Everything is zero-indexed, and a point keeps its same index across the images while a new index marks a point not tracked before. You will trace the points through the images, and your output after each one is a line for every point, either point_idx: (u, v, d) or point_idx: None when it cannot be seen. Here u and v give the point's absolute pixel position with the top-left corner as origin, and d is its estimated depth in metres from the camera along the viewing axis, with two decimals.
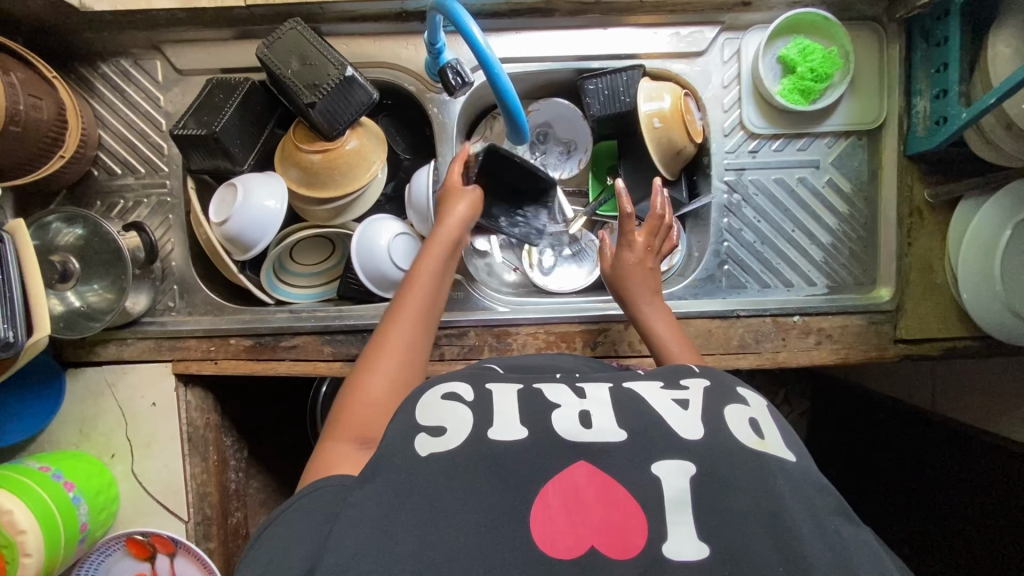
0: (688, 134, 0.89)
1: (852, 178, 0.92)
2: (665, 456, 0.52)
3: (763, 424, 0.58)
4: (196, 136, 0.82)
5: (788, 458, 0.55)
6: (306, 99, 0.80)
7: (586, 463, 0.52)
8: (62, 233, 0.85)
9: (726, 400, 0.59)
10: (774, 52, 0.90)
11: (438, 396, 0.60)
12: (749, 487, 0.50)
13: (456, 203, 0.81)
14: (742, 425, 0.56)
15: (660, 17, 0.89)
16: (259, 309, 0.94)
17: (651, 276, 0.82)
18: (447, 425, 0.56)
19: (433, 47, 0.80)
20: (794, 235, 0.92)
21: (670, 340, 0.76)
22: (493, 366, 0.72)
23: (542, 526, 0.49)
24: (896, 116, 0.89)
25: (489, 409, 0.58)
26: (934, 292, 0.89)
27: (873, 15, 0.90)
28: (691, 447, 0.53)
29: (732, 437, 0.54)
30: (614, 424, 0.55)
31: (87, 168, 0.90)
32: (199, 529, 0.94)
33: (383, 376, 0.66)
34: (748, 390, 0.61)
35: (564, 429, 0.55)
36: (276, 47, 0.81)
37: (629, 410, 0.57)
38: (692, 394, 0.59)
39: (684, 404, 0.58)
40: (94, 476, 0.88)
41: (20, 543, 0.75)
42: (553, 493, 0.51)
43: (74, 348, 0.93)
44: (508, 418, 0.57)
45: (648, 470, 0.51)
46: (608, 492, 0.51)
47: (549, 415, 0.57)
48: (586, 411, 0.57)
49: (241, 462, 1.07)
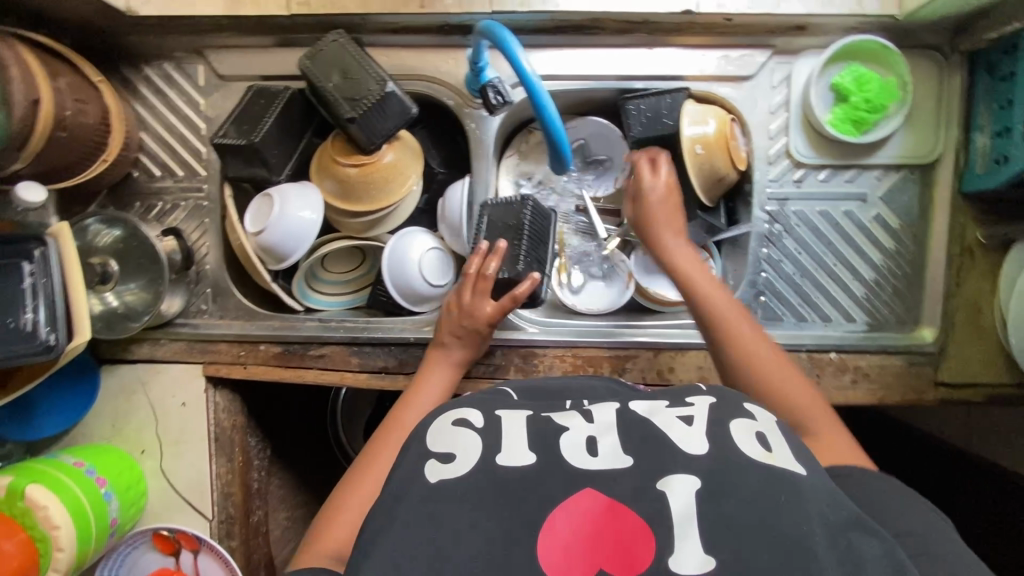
0: (729, 163, 0.86)
1: (902, 213, 0.88)
2: (670, 472, 0.50)
3: (770, 435, 0.54)
4: (237, 147, 0.83)
5: (798, 471, 0.51)
6: (346, 113, 0.80)
7: (591, 490, 0.50)
8: (101, 234, 0.87)
9: (730, 414, 0.55)
10: (828, 79, 0.86)
11: (448, 423, 0.59)
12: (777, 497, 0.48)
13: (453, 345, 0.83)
14: (748, 442, 0.52)
15: (709, 38, 0.86)
16: (289, 315, 0.95)
17: (676, 215, 0.80)
18: (457, 453, 0.55)
19: (476, 65, 0.79)
20: (835, 269, 0.89)
21: (707, 289, 0.73)
22: (506, 389, 0.67)
23: (549, 553, 0.47)
24: (953, 152, 0.85)
25: (497, 437, 0.55)
26: (981, 335, 0.86)
27: (935, 44, 0.86)
28: (697, 461, 0.50)
29: (741, 452, 0.51)
30: (620, 451, 0.52)
31: (128, 170, 0.91)
32: (222, 527, 0.96)
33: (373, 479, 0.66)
34: (755, 403, 0.58)
35: (570, 455, 0.52)
36: (316, 59, 0.81)
37: (635, 432, 0.54)
38: (697, 411, 0.56)
39: (688, 421, 0.55)
40: (124, 472, 0.91)
41: (54, 537, 0.78)
42: (559, 521, 0.48)
43: (111, 344, 0.95)
44: (515, 442, 0.54)
45: (654, 487, 0.49)
46: (616, 521, 0.48)
47: (558, 440, 0.54)
48: (593, 436, 0.54)
49: (264, 461, 1.09)
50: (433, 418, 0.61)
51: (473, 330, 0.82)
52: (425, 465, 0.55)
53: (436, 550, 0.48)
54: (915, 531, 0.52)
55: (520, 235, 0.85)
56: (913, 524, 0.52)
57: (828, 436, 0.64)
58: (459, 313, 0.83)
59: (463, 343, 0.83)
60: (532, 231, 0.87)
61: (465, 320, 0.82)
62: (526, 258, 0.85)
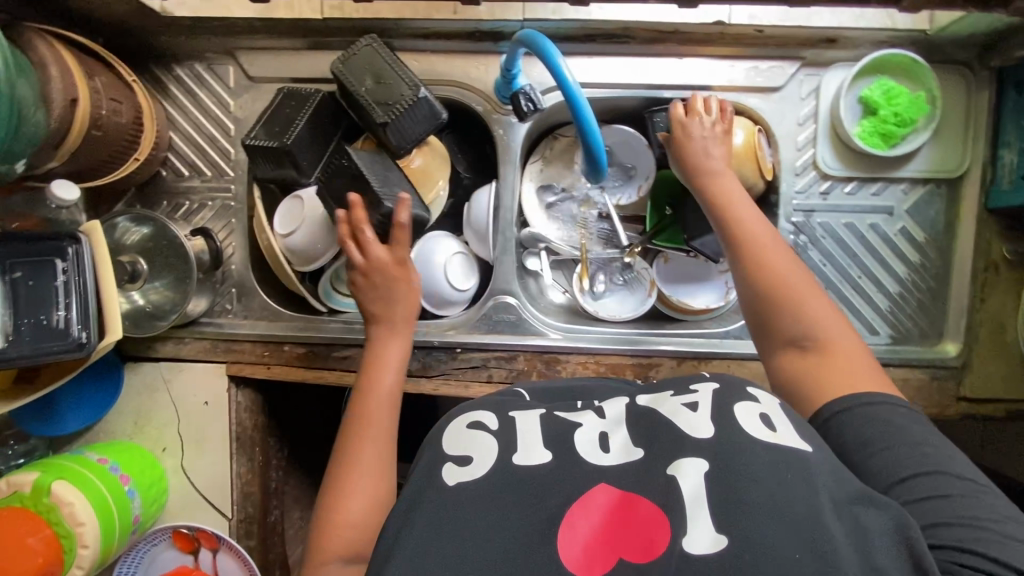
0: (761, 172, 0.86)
1: (927, 227, 0.89)
2: (679, 456, 0.50)
3: (774, 417, 0.52)
4: (270, 149, 0.82)
5: (805, 448, 0.50)
6: (379, 117, 0.80)
7: (605, 485, 0.50)
8: (130, 232, 0.87)
9: (732, 397, 0.54)
10: (857, 91, 0.86)
11: (465, 425, 0.59)
12: (785, 477, 0.47)
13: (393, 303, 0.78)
14: (752, 422, 0.51)
15: (739, 49, 0.87)
16: (313, 316, 0.95)
17: (720, 150, 0.77)
18: (472, 455, 0.55)
19: (508, 72, 0.81)
20: (860, 281, 0.90)
21: (744, 214, 0.69)
22: (521, 391, 0.69)
23: (571, 549, 0.47)
24: (979, 167, 0.86)
25: (511, 438, 0.56)
26: (1003, 351, 0.86)
27: (964, 59, 0.86)
28: (703, 444, 0.50)
29: (742, 430, 0.50)
30: (631, 442, 0.53)
31: (156, 169, 0.92)
32: (241, 527, 0.96)
33: (364, 480, 0.65)
34: (759, 386, 0.56)
35: (583, 449, 0.53)
36: (350, 64, 0.81)
37: (643, 423, 0.55)
38: (701, 396, 0.55)
39: (693, 407, 0.54)
40: (147, 469, 0.91)
41: (79, 534, 0.78)
42: (579, 518, 0.49)
43: (135, 342, 0.95)
44: (530, 443, 0.55)
45: (663, 473, 0.49)
46: (630, 512, 0.48)
47: (573, 438, 0.55)
48: (604, 432, 0.55)
49: (281, 461, 1.09)
50: (449, 422, 0.61)
51: (402, 296, 0.78)
52: (441, 469, 0.55)
53: (478, 555, 0.48)
54: (941, 493, 0.50)
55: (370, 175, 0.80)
56: (939, 485, 0.50)
57: (841, 352, 0.60)
58: (367, 277, 0.78)
59: (400, 312, 0.78)
60: (375, 169, 0.81)
61: (383, 284, 0.78)
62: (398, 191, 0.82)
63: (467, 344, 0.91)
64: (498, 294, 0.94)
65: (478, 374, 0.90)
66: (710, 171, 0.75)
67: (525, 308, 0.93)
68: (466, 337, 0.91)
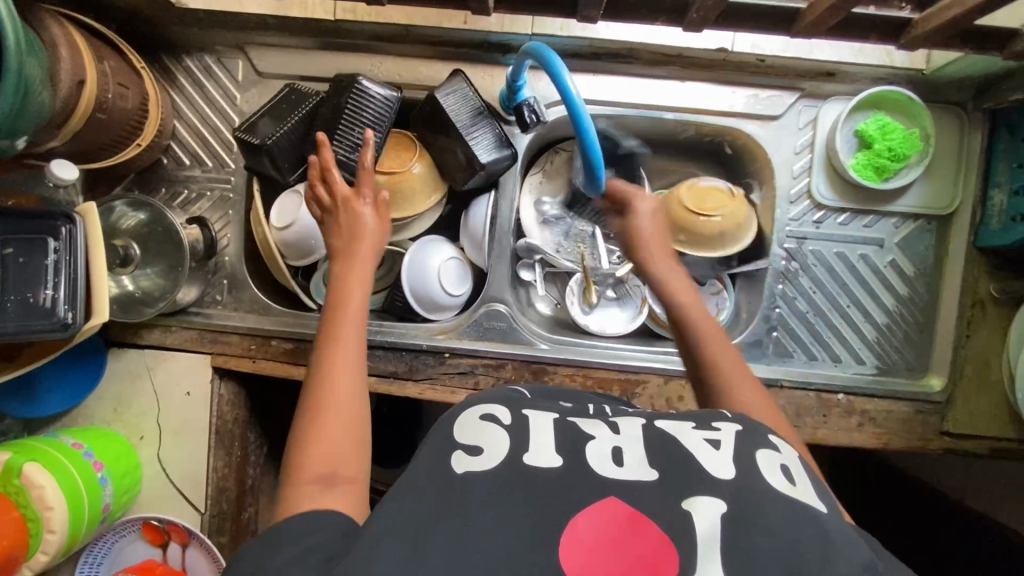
0: (687, 205, 0.88)
1: (917, 261, 0.90)
2: (695, 492, 0.50)
3: (794, 470, 0.55)
4: (249, 143, 0.83)
5: (821, 509, 0.51)
6: (455, 185, 0.90)
7: (618, 500, 0.50)
8: (126, 217, 0.87)
9: (755, 443, 0.56)
10: (853, 124, 0.88)
11: (478, 418, 0.58)
12: (804, 530, 0.47)
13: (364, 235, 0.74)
14: (771, 470, 0.53)
15: (740, 76, 0.88)
16: (303, 313, 0.95)
17: (662, 230, 0.77)
18: (484, 447, 0.54)
19: (514, 84, 0.82)
20: (848, 310, 0.91)
21: (674, 292, 0.73)
22: (520, 389, 0.70)
23: (574, 556, 0.46)
24: (970, 204, 0.87)
25: (525, 434, 0.55)
26: (988, 388, 0.88)
27: (958, 100, 0.87)
28: (723, 485, 0.51)
29: (763, 480, 0.51)
30: (645, 463, 0.53)
31: (157, 156, 0.92)
32: (214, 522, 0.95)
33: (341, 409, 0.59)
34: (780, 436, 0.59)
35: (595, 461, 0.52)
36: (425, 125, 0.87)
37: (659, 451, 0.55)
38: (724, 437, 0.56)
39: (715, 444, 0.55)
40: (122, 457, 0.90)
41: (47, 518, 0.76)
42: (585, 526, 0.48)
43: (121, 328, 0.94)
44: (546, 446, 0.54)
45: (677, 506, 0.49)
46: (639, 531, 0.48)
47: (585, 448, 0.54)
48: (618, 447, 0.55)
49: (260, 458, 1.08)
50: (460, 411, 0.60)
51: (364, 226, 0.74)
52: (450, 456, 0.54)
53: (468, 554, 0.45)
54: None
55: (342, 119, 0.83)
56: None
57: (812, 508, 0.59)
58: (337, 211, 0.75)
59: (367, 242, 0.74)
60: (356, 116, 0.83)
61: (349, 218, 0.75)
62: (342, 141, 0.83)
63: (456, 349, 0.90)
64: (490, 302, 0.94)
65: (465, 381, 0.90)
66: (637, 232, 0.76)
67: (515, 317, 0.93)
68: (455, 341, 0.91)
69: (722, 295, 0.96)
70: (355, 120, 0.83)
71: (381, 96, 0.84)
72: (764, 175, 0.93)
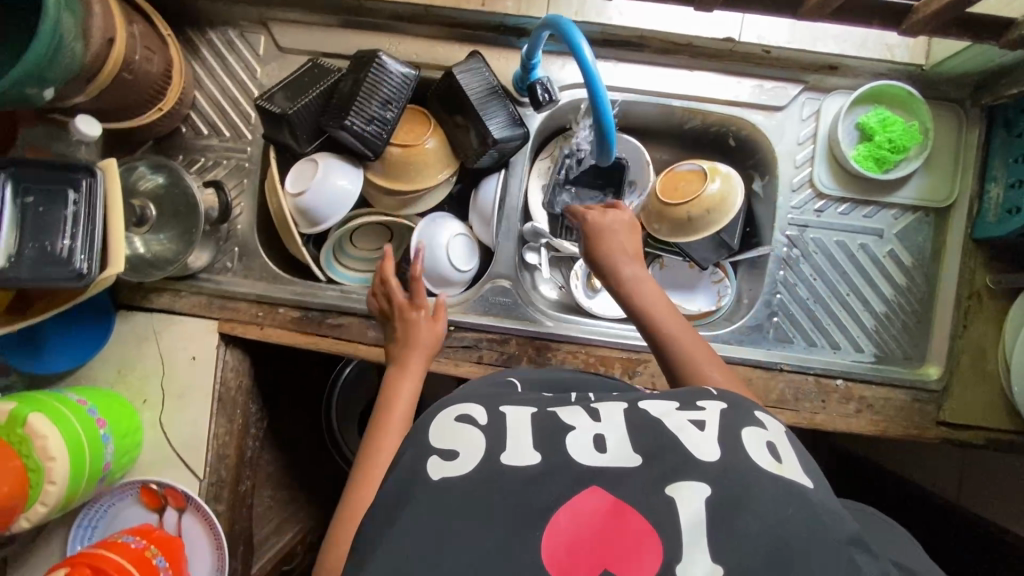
0: (666, 197, 0.93)
1: (915, 252, 0.92)
2: (677, 479, 0.51)
3: (780, 447, 0.56)
4: (271, 113, 0.85)
5: (805, 484, 0.52)
6: (468, 160, 0.92)
7: (601, 490, 0.51)
8: (145, 178, 0.89)
9: (742, 422, 0.57)
10: (854, 118, 0.90)
11: (452, 419, 0.60)
12: (791, 503, 0.49)
13: (415, 340, 0.82)
14: (757, 449, 0.54)
15: (747, 67, 0.91)
16: (312, 283, 0.96)
17: (627, 238, 0.80)
18: (459, 451, 0.56)
19: (529, 62, 0.84)
20: (848, 298, 0.92)
21: (641, 297, 0.75)
22: (512, 378, 0.71)
23: (555, 550, 0.49)
24: (968, 198, 0.89)
25: (501, 435, 0.57)
26: (984, 378, 0.89)
27: (957, 98, 0.90)
28: (705, 468, 0.51)
29: (746, 455, 0.53)
30: (628, 451, 0.54)
31: (176, 124, 0.94)
32: (211, 489, 0.95)
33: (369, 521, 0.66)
34: (766, 413, 0.59)
35: (576, 454, 0.54)
36: (443, 101, 0.89)
37: (645, 432, 0.55)
38: (708, 417, 0.57)
39: (700, 426, 0.56)
40: (124, 418, 0.90)
41: (48, 469, 0.76)
42: (565, 520, 0.50)
43: (130, 291, 0.95)
44: (521, 441, 0.56)
45: (662, 493, 0.50)
46: (621, 521, 0.49)
47: (564, 440, 0.55)
48: (599, 434, 0.56)
49: (258, 431, 1.08)
50: (434, 414, 0.62)
51: (417, 334, 0.82)
52: (427, 462, 0.56)
53: (450, 520, 0.50)
54: None
55: (361, 91, 0.83)
56: None
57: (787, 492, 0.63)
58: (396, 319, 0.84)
59: (418, 353, 0.81)
60: (375, 92, 0.84)
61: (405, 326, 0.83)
62: (360, 114, 0.83)
63: (462, 323, 0.92)
64: (496, 278, 0.95)
65: (470, 354, 0.91)
66: (596, 226, 0.81)
67: (521, 293, 0.95)
68: (461, 316, 0.92)
69: (723, 283, 1.00)
70: (375, 94, 0.84)
71: (400, 75, 0.85)
72: (766, 165, 0.96)
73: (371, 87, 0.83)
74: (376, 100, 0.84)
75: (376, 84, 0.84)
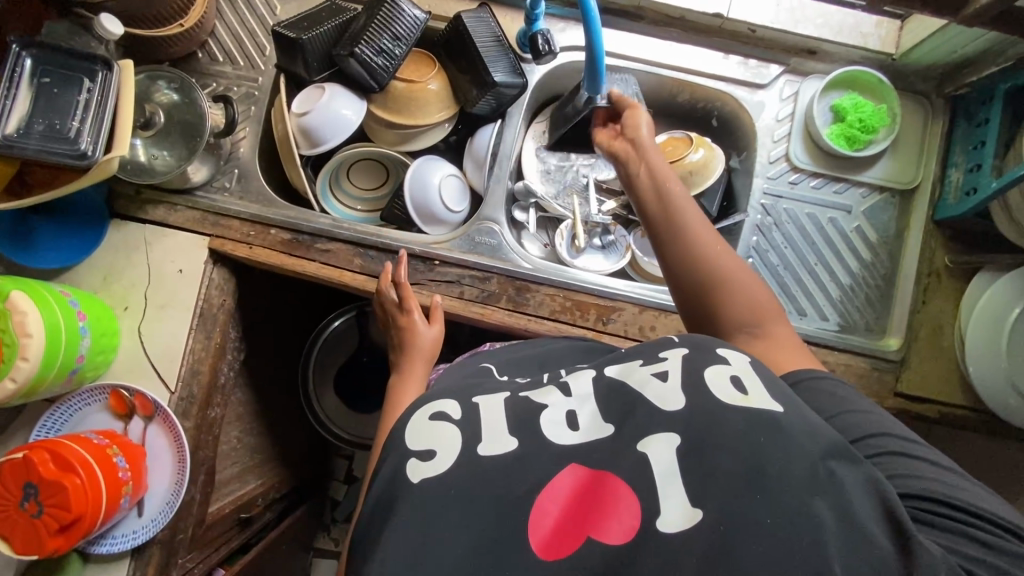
0: None
1: (880, 229, 0.97)
2: (650, 433, 0.52)
3: (747, 380, 0.54)
4: (285, 37, 0.89)
5: (775, 408, 0.51)
6: (467, 105, 0.97)
7: (579, 466, 0.52)
8: (161, 92, 0.94)
9: (704, 362, 0.56)
10: (829, 101, 0.97)
11: (427, 416, 0.60)
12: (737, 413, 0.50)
13: (419, 346, 0.86)
14: (721, 385, 0.53)
15: (732, 44, 0.99)
16: (304, 210, 0.99)
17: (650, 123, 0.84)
18: (436, 450, 0.56)
19: (532, 14, 0.92)
20: (816, 268, 0.97)
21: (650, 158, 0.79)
22: (487, 364, 0.76)
23: (542, 534, 0.49)
24: (930, 182, 0.96)
25: (476, 427, 0.57)
26: (941, 353, 0.93)
27: (921, 91, 0.98)
28: (671, 416, 0.52)
29: (712, 396, 0.52)
30: (599, 422, 0.55)
31: (194, 48, 0.99)
32: (180, 405, 0.94)
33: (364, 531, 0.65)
34: (729, 348, 0.58)
35: (552, 433, 0.55)
36: (449, 47, 0.95)
37: (612, 400, 0.56)
38: (671, 364, 0.57)
39: (662, 377, 0.56)
40: (104, 319, 0.91)
41: (23, 345, 0.77)
42: (547, 505, 0.50)
43: (127, 201, 0.98)
44: (497, 432, 0.56)
45: (634, 451, 0.51)
46: (601, 488, 0.50)
47: (539, 420, 0.56)
48: (572, 410, 0.57)
49: (234, 362, 1.08)
50: (412, 413, 0.62)
51: (419, 343, 0.86)
52: (405, 465, 0.55)
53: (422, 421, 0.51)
54: (894, 449, 0.53)
55: (373, 24, 0.88)
56: (891, 444, 0.54)
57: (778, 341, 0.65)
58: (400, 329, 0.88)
59: (419, 362, 0.85)
60: (386, 25, 0.89)
61: (409, 337, 0.87)
62: (370, 45, 0.89)
63: (446, 257, 0.95)
64: (483, 221, 0.99)
65: (451, 289, 0.94)
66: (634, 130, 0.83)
67: (506, 236, 0.99)
68: (446, 250, 0.95)
69: None
70: (386, 27, 0.89)
71: (412, 15, 0.91)
72: (747, 140, 1.02)
73: (384, 22, 0.89)
74: (387, 33, 0.89)
75: (388, 19, 0.89)
